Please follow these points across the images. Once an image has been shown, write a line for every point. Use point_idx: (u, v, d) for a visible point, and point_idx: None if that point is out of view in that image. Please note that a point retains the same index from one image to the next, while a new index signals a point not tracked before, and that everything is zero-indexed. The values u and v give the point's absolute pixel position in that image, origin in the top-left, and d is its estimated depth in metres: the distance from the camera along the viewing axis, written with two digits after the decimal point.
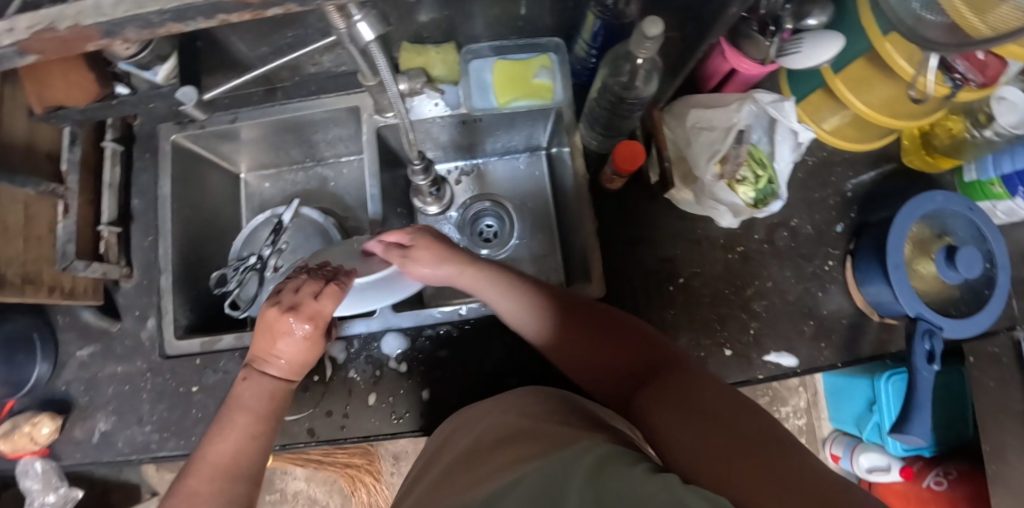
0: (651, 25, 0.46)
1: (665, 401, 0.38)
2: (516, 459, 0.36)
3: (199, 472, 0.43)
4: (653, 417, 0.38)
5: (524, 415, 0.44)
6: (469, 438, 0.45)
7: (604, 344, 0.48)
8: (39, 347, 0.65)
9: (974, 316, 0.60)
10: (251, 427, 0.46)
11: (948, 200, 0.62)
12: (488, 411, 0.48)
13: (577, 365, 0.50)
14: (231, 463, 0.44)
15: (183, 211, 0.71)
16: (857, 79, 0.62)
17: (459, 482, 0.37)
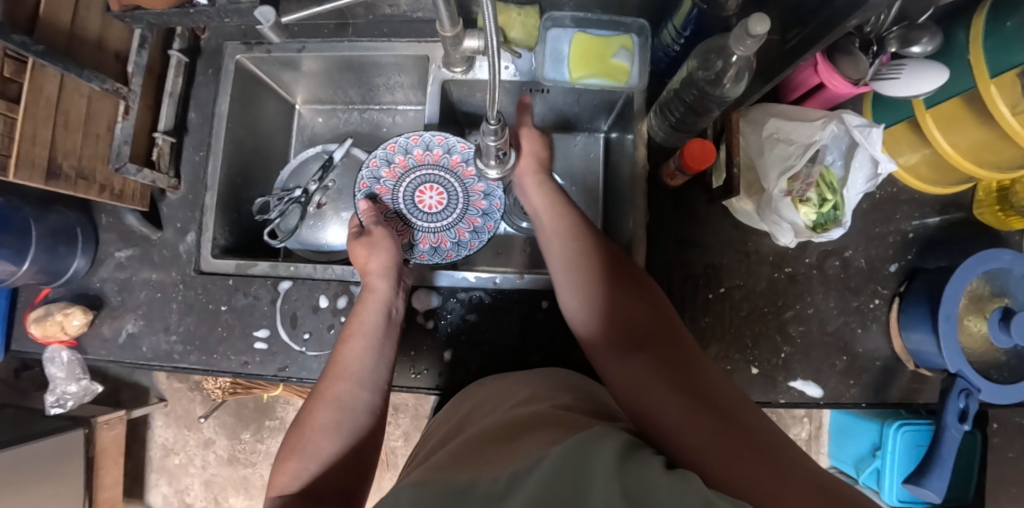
0: (757, 24, 0.43)
1: (672, 387, 0.38)
2: (533, 445, 0.33)
3: (330, 377, 0.53)
4: (656, 394, 0.38)
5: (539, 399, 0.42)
6: (482, 419, 0.44)
7: (625, 311, 0.48)
8: (82, 241, 0.66)
9: (1017, 384, 0.58)
10: (356, 334, 0.55)
11: (1016, 261, 0.59)
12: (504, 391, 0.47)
13: (587, 324, 0.50)
14: (359, 371, 0.53)
15: (236, 132, 0.70)
16: (948, 118, 0.58)
17: (465, 455, 0.35)
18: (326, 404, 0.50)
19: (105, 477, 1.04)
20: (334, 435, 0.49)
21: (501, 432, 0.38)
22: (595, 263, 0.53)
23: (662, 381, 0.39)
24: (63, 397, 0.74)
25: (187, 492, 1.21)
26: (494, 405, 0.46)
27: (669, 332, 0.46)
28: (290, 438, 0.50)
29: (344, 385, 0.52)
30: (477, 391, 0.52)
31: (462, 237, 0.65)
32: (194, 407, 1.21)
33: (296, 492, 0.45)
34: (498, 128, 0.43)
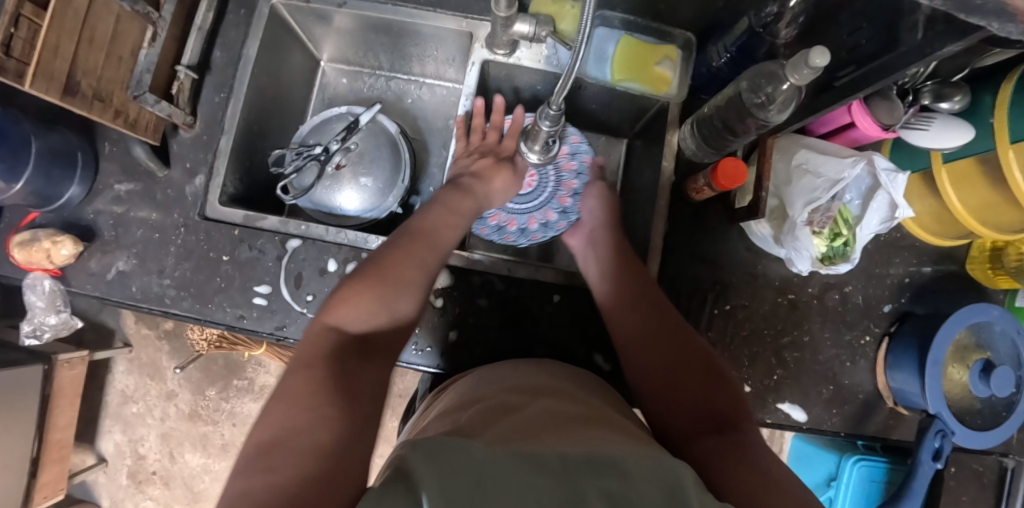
0: (818, 56, 0.44)
1: (733, 457, 0.40)
2: (595, 439, 0.34)
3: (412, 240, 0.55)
4: (717, 460, 0.40)
5: (590, 407, 0.42)
6: (521, 391, 0.44)
7: (688, 367, 0.51)
8: (81, 167, 0.63)
9: (986, 432, 0.62)
10: (452, 217, 0.59)
11: (1002, 318, 0.63)
12: (547, 381, 0.47)
13: (649, 372, 0.52)
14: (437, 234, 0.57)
15: (259, 79, 0.68)
16: (960, 175, 0.61)
17: (522, 428, 0.36)
18: (408, 268, 0.53)
19: (59, 418, 0.99)
20: (406, 298, 0.51)
21: (551, 416, 0.39)
22: (655, 311, 0.56)
23: (721, 451, 0.42)
24: (38, 328, 0.71)
25: (141, 443, 1.16)
26: (528, 381, 0.47)
27: (726, 399, 0.48)
28: (367, 276, 0.51)
29: (432, 254, 0.55)
30: (509, 366, 0.52)
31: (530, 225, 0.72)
32: (161, 357, 1.17)
33: (356, 334, 0.47)
34: (557, 114, 0.45)
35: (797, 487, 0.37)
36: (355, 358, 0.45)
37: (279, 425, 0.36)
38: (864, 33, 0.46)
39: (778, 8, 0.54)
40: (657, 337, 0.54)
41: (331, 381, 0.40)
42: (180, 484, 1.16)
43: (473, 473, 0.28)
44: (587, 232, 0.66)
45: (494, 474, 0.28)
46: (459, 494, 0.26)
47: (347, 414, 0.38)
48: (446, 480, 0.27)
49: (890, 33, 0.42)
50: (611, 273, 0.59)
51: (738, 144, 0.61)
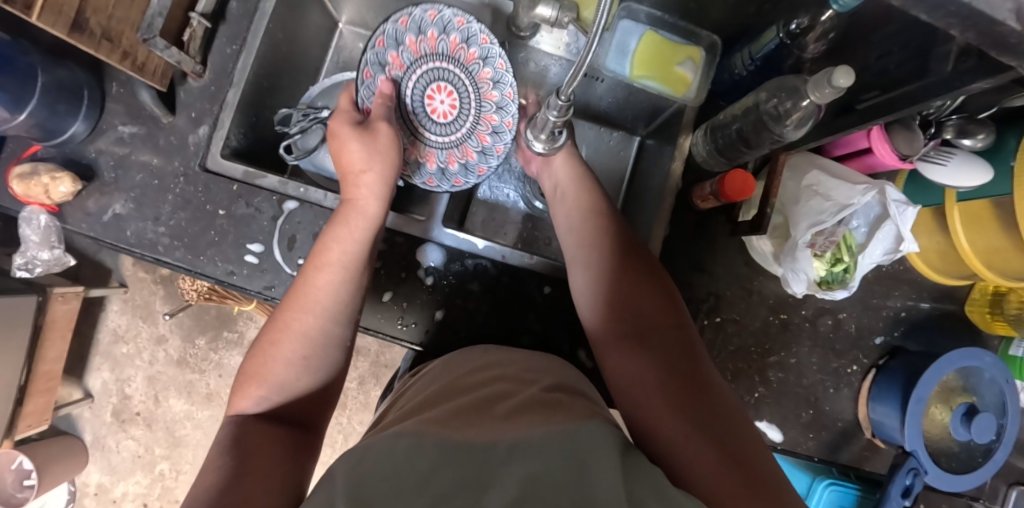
0: (842, 76, 0.43)
1: (680, 405, 0.42)
2: (519, 420, 0.35)
3: (312, 265, 0.51)
4: (657, 412, 0.42)
5: (522, 383, 0.43)
6: (467, 380, 0.45)
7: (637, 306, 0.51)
8: (86, 105, 0.62)
9: (960, 475, 0.61)
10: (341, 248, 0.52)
11: (992, 365, 0.62)
12: (486, 363, 0.48)
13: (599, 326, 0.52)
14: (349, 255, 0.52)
15: (274, 35, 0.66)
16: (972, 216, 0.60)
17: (449, 416, 0.37)
18: (297, 314, 0.49)
19: (49, 350, 1.01)
20: (300, 371, 0.48)
21: (485, 400, 0.40)
22: (606, 265, 0.54)
23: (670, 398, 0.42)
24: (32, 261, 0.71)
25: (128, 384, 1.18)
26: (488, 370, 0.47)
27: (672, 332, 0.48)
28: (257, 345, 0.49)
29: (338, 274, 0.51)
30: (474, 352, 0.52)
31: (485, 144, 0.57)
32: (154, 301, 1.18)
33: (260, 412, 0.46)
34: (565, 106, 0.44)
35: (726, 427, 0.40)
36: (264, 428, 0.44)
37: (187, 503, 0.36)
38: (894, 57, 0.44)
39: (808, 21, 0.53)
40: (606, 291, 0.53)
41: (234, 461, 0.39)
42: (162, 427, 1.17)
43: (390, 473, 0.29)
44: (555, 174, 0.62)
45: (414, 472, 0.29)
46: (375, 493, 0.28)
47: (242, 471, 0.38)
48: (364, 485, 0.28)
49: (921, 61, 0.40)
50: (570, 229, 0.58)
51: (750, 158, 0.60)
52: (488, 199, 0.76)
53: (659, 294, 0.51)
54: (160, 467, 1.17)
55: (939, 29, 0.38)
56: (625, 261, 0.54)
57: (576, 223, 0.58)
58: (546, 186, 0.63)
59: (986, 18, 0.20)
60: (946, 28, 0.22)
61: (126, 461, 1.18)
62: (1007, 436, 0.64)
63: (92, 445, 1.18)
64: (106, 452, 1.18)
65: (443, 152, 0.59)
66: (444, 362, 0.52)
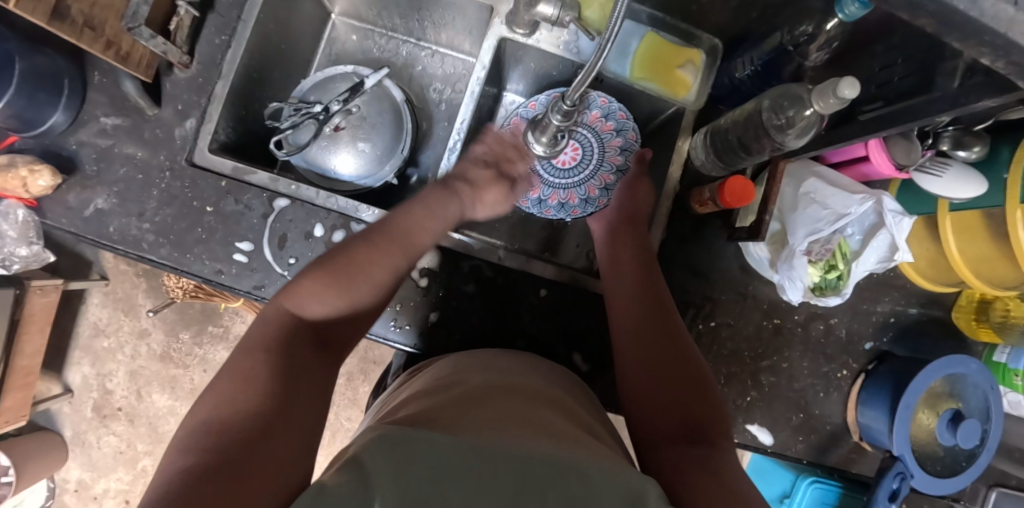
0: (847, 87, 0.42)
1: (708, 471, 0.41)
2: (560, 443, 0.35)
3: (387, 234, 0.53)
4: (692, 478, 0.40)
5: (562, 404, 0.43)
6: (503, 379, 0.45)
7: (677, 368, 0.51)
8: (67, 95, 0.59)
9: (944, 479, 0.63)
10: (430, 222, 0.55)
11: (978, 372, 0.63)
12: (515, 371, 0.48)
13: (641, 374, 0.52)
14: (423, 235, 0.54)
15: (265, 25, 0.64)
16: (963, 226, 0.60)
17: (487, 417, 0.37)
18: (374, 260, 0.51)
19: (27, 344, 0.98)
20: (372, 291, 0.51)
21: (522, 409, 0.39)
22: (656, 313, 0.55)
23: (701, 466, 0.41)
24: (9, 257, 0.68)
25: (109, 378, 1.15)
26: (513, 375, 0.46)
27: (709, 406, 0.48)
28: (329, 269, 0.49)
29: (401, 257, 0.52)
30: (491, 355, 0.52)
31: (589, 195, 0.69)
32: (137, 294, 1.15)
33: (311, 320, 0.47)
34: (570, 110, 0.43)
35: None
36: (310, 349, 0.45)
37: (224, 403, 0.37)
38: (898, 69, 0.44)
39: (813, 29, 0.53)
40: (655, 338, 0.53)
41: (274, 368, 0.41)
42: (145, 422, 1.15)
43: (428, 466, 0.29)
44: (610, 219, 0.64)
45: (451, 467, 0.29)
46: (414, 486, 0.28)
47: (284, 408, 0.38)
48: (401, 473, 0.29)
49: (926, 74, 0.40)
50: (624, 265, 0.59)
51: (748, 164, 0.60)
52: None
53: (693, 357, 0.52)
54: (143, 463, 1.15)
55: (946, 45, 0.38)
56: (667, 320, 0.55)
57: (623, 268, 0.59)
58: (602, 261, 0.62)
59: (1018, 46, 0.19)
60: (975, 55, 0.21)
61: (108, 458, 1.16)
62: (990, 441, 0.65)
63: (72, 441, 1.16)
64: (87, 448, 1.16)
65: (565, 192, 0.69)
66: (468, 361, 0.50)
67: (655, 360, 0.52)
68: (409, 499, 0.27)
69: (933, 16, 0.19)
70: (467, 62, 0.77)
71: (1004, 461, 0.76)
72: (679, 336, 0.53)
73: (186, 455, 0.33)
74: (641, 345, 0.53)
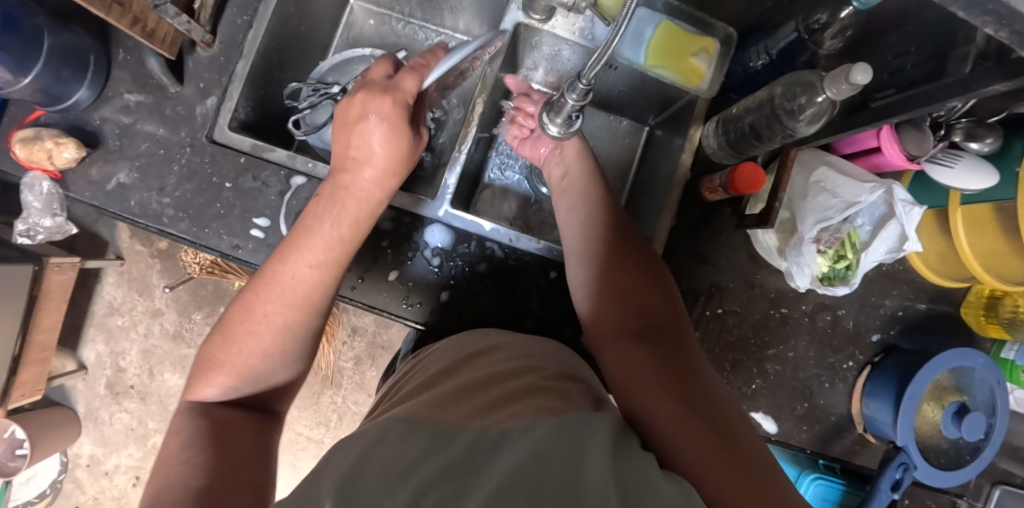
0: (859, 73, 0.43)
1: (683, 404, 0.41)
2: (519, 405, 0.35)
3: (270, 287, 0.49)
4: (658, 398, 0.42)
5: (518, 363, 0.44)
6: (470, 365, 0.45)
7: (638, 303, 0.52)
8: (93, 71, 0.61)
9: (948, 472, 0.63)
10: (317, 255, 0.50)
11: (984, 366, 0.63)
12: (482, 347, 0.48)
13: (608, 309, 0.53)
14: (309, 282, 0.50)
15: (286, 6, 0.65)
16: (974, 220, 0.60)
17: (440, 400, 0.37)
18: (264, 324, 0.48)
19: (44, 320, 1.00)
20: (284, 362, 0.50)
21: (481, 384, 0.40)
22: (619, 250, 0.55)
23: (663, 383, 0.43)
24: (33, 229, 0.70)
25: (122, 357, 1.18)
26: (482, 357, 0.46)
27: (670, 325, 0.50)
28: (225, 342, 0.48)
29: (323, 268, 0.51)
30: (474, 335, 0.52)
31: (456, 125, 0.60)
32: (151, 274, 1.17)
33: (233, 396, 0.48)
34: (585, 90, 0.44)
35: (732, 426, 0.40)
36: (239, 410, 0.47)
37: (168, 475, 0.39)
38: (911, 58, 0.44)
39: (828, 17, 0.53)
40: (624, 277, 0.54)
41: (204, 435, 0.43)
42: (156, 400, 1.17)
43: (383, 461, 0.29)
44: (558, 156, 0.62)
45: (402, 457, 0.29)
46: (360, 483, 0.27)
47: (217, 474, 0.39)
48: (349, 475, 0.28)
49: (938, 61, 0.40)
50: (589, 208, 0.58)
51: (760, 150, 0.60)
52: (494, 184, 0.75)
53: (654, 287, 0.53)
54: (153, 440, 1.17)
55: (961, 30, 0.38)
56: (624, 259, 0.55)
57: (581, 241, 0.57)
58: (552, 175, 0.63)
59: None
60: (980, 26, 0.22)
61: (119, 434, 1.18)
62: (994, 435, 0.65)
63: (85, 417, 1.18)
64: (99, 424, 1.18)
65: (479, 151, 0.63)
66: (450, 346, 0.51)
67: (621, 301, 0.52)
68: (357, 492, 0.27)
69: None
70: None
71: (1008, 459, 0.76)
72: (647, 275, 0.54)
73: None
74: (605, 284, 0.54)
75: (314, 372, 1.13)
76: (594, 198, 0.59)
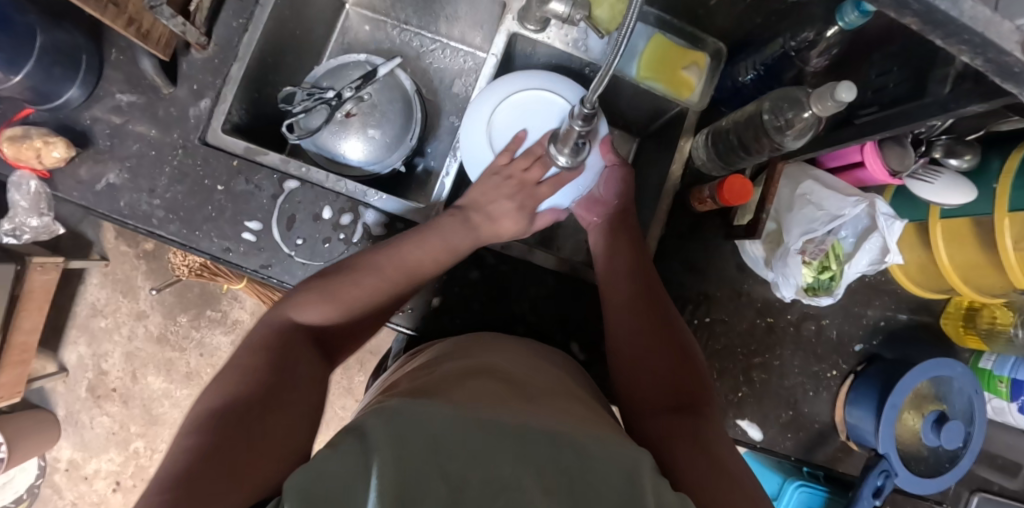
0: (844, 90, 0.44)
1: (695, 440, 0.43)
2: (557, 412, 0.37)
3: (388, 258, 0.56)
4: (678, 447, 0.43)
5: (547, 375, 0.45)
6: (497, 359, 0.46)
7: (663, 347, 0.53)
8: (84, 71, 0.61)
9: (927, 478, 0.65)
10: (443, 256, 0.58)
11: (964, 375, 0.65)
12: (509, 350, 0.49)
13: (632, 351, 0.54)
14: (416, 265, 0.56)
15: (281, 11, 0.65)
16: (953, 233, 0.62)
17: (480, 390, 0.38)
18: (376, 287, 0.54)
19: (25, 321, 0.98)
20: (378, 297, 0.54)
21: (522, 385, 0.41)
22: (648, 289, 0.57)
23: (684, 433, 0.44)
24: (19, 228, 0.69)
25: (104, 359, 1.16)
26: (505, 354, 0.47)
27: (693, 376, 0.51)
28: (323, 285, 0.53)
29: (399, 283, 0.55)
30: (489, 336, 0.53)
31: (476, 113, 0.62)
32: (136, 276, 1.15)
33: (311, 326, 0.50)
34: (590, 116, 0.44)
35: (749, 479, 0.40)
36: (308, 347, 0.48)
37: (225, 392, 0.41)
38: (893, 77, 0.46)
39: (814, 35, 0.55)
40: (650, 317, 0.55)
41: (271, 368, 0.44)
42: (138, 404, 1.15)
43: (432, 438, 0.30)
44: (602, 211, 0.65)
45: (451, 442, 0.30)
46: (414, 453, 0.29)
47: (279, 383, 0.43)
48: (403, 442, 0.29)
49: (919, 81, 0.42)
50: (621, 250, 0.60)
51: (748, 164, 0.61)
52: None
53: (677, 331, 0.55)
54: (135, 445, 1.15)
55: (940, 52, 0.39)
56: (654, 303, 0.56)
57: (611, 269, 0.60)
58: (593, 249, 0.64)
59: (995, 47, 0.21)
60: (955, 54, 0.23)
61: (100, 438, 1.16)
62: (973, 444, 0.67)
63: (65, 420, 1.16)
64: (79, 428, 1.16)
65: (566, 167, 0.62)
66: (456, 344, 0.51)
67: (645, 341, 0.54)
68: (409, 465, 0.28)
69: (917, 15, 0.20)
70: (477, 56, 0.78)
71: (985, 467, 0.78)
72: (671, 321, 0.55)
73: (191, 435, 0.37)
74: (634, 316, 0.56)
75: None
76: (622, 244, 0.61)
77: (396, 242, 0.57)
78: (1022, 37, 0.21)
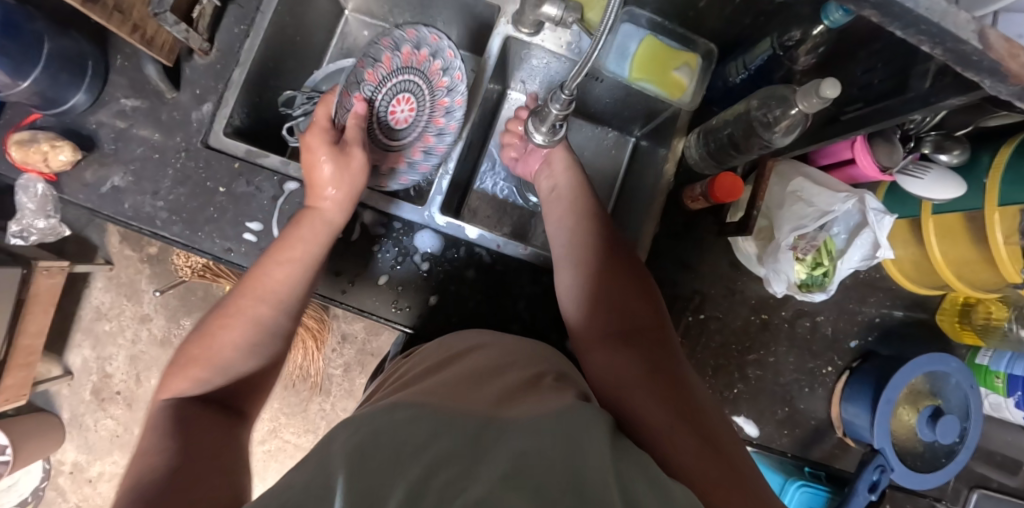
0: (828, 87, 0.45)
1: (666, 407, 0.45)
2: (523, 396, 0.37)
3: (245, 294, 0.53)
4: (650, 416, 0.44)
5: (517, 364, 0.45)
6: (470, 356, 0.46)
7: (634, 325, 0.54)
8: (90, 77, 0.62)
9: (924, 474, 0.65)
10: (295, 256, 0.55)
11: (959, 370, 0.65)
12: (484, 345, 0.49)
13: (604, 331, 0.54)
14: (283, 291, 0.54)
15: (282, 16, 0.67)
16: (945, 228, 0.63)
17: (449, 387, 0.38)
18: (232, 322, 0.52)
19: (31, 324, 1.00)
20: (247, 354, 0.51)
21: (489, 377, 0.41)
22: (614, 275, 0.57)
23: (654, 400, 0.46)
24: (26, 231, 0.71)
25: (109, 362, 1.17)
26: (479, 352, 0.47)
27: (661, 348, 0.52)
28: (185, 356, 0.50)
29: (272, 309, 0.53)
30: (469, 334, 0.53)
31: (438, 129, 0.66)
32: (140, 279, 1.17)
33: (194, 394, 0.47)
34: (568, 99, 0.46)
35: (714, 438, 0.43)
36: (200, 409, 0.46)
37: (134, 477, 0.38)
38: (878, 73, 0.47)
39: (801, 34, 0.57)
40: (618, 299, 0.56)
41: (176, 443, 0.41)
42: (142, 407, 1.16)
43: (393, 441, 0.29)
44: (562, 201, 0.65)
45: (413, 440, 0.29)
46: (373, 455, 0.27)
47: (182, 449, 0.41)
48: (361, 450, 0.28)
49: (901, 78, 0.43)
50: (588, 241, 0.60)
51: (739, 162, 0.63)
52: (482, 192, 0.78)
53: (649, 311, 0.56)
54: None
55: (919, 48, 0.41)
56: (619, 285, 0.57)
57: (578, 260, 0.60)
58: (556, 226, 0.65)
59: (952, 36, 0.22)
60: (918, 45, 0.24)
61: (104, 441, 1.17)
62: (970, 439, 0.67)
63: (70, 423, 1.17)
64: (84, 431, 1.17)
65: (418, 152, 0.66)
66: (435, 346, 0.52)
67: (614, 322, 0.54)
68: (366, 468, 0.27)
69: (876, 8, 0.21)
70: (473, 60, 0.80)
71: (984, 464, 0.78)
72: (643, 304, 0.56)
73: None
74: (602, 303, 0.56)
75: (302, 379, 1.13)
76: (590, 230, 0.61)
77: (255, 274, 0.54)
78: (978, 27, 0.22)
